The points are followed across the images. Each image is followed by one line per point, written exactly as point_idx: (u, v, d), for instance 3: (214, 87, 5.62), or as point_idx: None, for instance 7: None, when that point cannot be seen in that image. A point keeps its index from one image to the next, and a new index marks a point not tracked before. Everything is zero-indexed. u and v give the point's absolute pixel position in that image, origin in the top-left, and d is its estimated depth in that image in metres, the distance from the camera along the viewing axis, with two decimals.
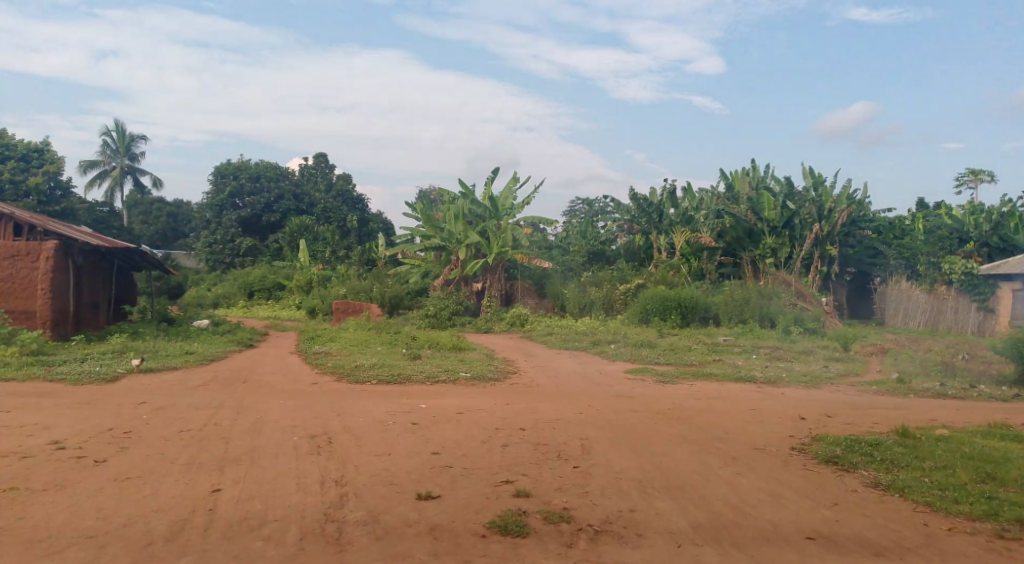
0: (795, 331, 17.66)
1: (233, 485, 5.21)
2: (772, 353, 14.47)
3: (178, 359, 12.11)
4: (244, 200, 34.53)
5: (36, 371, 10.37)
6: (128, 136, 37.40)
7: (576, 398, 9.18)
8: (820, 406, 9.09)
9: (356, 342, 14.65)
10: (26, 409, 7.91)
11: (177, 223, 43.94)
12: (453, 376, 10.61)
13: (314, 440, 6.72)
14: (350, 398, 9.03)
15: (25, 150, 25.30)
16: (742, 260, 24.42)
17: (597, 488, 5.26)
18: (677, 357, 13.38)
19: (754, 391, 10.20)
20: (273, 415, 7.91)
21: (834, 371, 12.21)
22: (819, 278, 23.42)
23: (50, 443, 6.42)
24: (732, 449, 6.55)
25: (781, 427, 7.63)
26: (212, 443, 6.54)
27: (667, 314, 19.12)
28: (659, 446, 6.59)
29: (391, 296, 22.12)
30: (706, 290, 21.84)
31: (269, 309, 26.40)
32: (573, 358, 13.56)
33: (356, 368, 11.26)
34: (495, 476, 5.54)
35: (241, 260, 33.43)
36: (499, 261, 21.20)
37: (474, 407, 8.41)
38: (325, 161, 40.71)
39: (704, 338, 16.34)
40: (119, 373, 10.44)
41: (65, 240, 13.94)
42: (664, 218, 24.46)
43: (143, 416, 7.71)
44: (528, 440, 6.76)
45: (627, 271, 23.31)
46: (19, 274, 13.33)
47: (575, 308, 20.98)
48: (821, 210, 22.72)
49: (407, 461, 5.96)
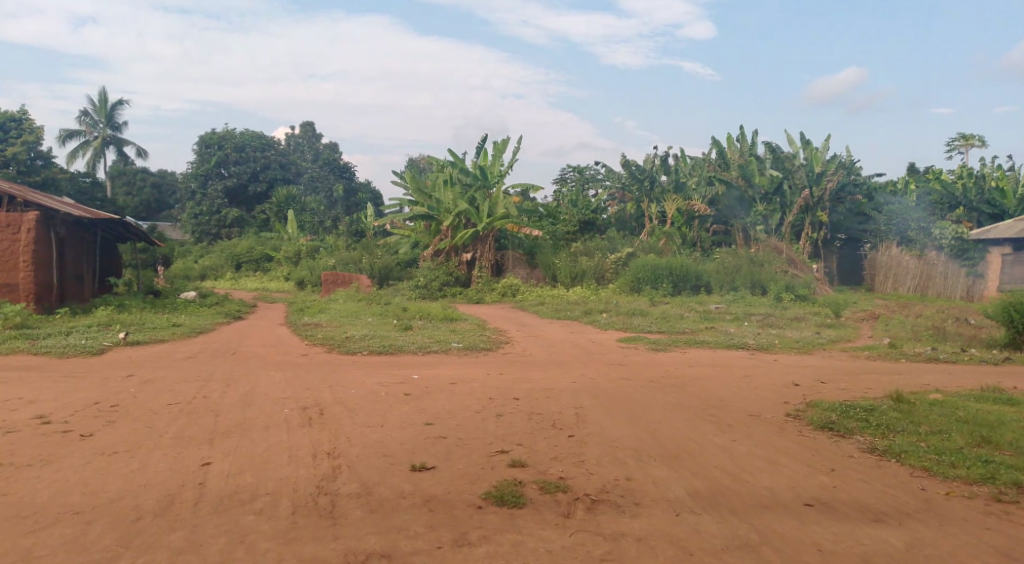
0: (786, 297, 17.68)
1: (224, 459, 5.12)
2: (765, 319, 14.49)
3: (166, 331, 11.96)
4: (229, 170, 33.84)
5: (20, 344, 10.22)
6: (109, 105, 36.63)
7: (570, 366, 9.14)
8: (814, 372, 9.10)
9: (347, 313, 14.54)
10: (10, 383, 7.78)
11: (162, 194, 43.23)
12: (445, 346, 10.54)
13: (305, 411, 6.64)
14: (342, 369, 8.95)
15: (1, 120, 24.87)
16: (733, 228, 24.55)
17: (593, 457, 5.22)
18: (670, 325, 13.33)
19: (748, 358, 10.18)
20: (263, 387, 7.83)
21: (826, 338, 12.22)
22: (809, 245, 23.53)
23: (36, 418, 6.30)
24: (728, 417, 6.52)
25: (776, 394, 7.61)
26: (201, 416, 6.45)
27: (659, 283, 19.12)
28: (655, 414, 6.55)
29: (381, 268, 21.93)
30: (696, 258, 21.70)
31: (258, 281, 26.18)
32: (565, 327, 13.52)
33: (348, 339, 11.18)
34: (489, 446, 5.48)
35: (228, 231, 33.05)
36: (489, 231, 20.99)
37: (467, 376, 8.35)
38: (312, 131, 40.19)
39: (696, 306, 16.32)
40: (106, 346, 10.30)
41: (47, 211, 13.66)
42: (655, 186, 24.38)
43: (131, 389, 7.60)
44: (522, 409, 6.71)
45: (616, 240, 23.18)
46: (0, 246, 13.06)
47: (566, 277, 20.78)
48: (812, 173, 22.67)
49: (399, 432, 5.89)
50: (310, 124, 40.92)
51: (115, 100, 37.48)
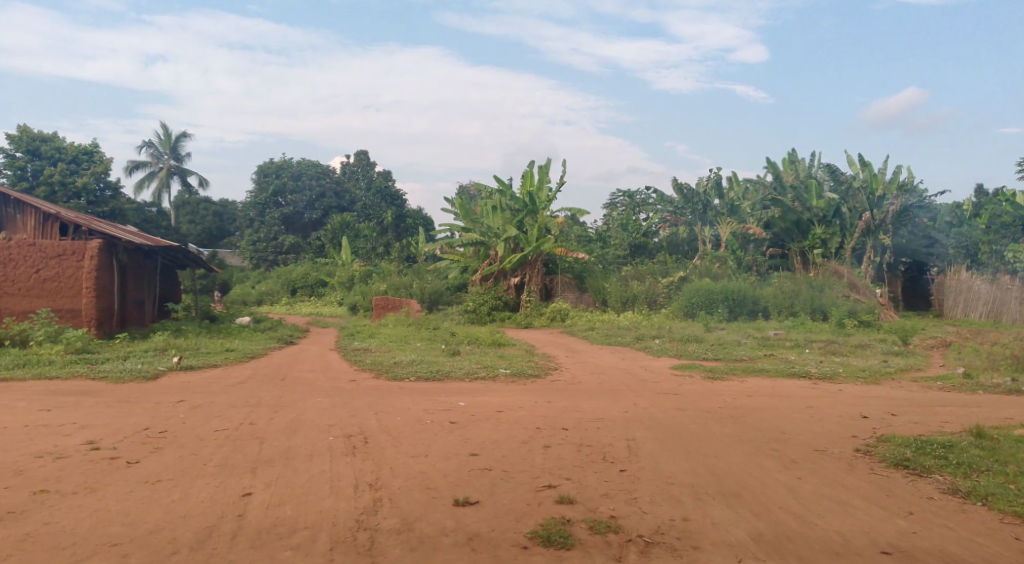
0: (849, 323, 16.99)
1: (265, 489, 5.01)
2: (827, 346, 13.89)
3: (218, 356, 12.11)
4: (287, 198, 35.04)
5: (79, 369, 10.45)
6: (174, 137, 38.04)
7: (621, 395, 8.84)
8: (882, 403, 8.57)
9: (396, 338, 14.54)
10: (65, 408, 7.90)
11: (223, 222, 44.51)
12: (492, 372, 10.36)
13: (350, 440, 6.52)
14: (388, 395, 8.85)
15: (75, 152, 25.79)
16: (790, 251, 23.45)
17: (647, 494, 4.92)
18: (727, 352, 12.86)
19: (810, 388, 9.69)
20: (310, 413, 7.76)
21: (894, 366, 11.60)
22: (872, 269, 22.79)
23: (87, 444, 6.33)
24: (791, 451, 6.13)
25: (842, 427, 7.16)
26: (246, 443, 6.39)
27: (715, 308, 18.61)
28: (712, 448, 6.21)
29: (430, 292, 22.09)
30: (753, 283, 21.10)
31: (312, 306, 26.61)
32: (617, 354, 13.19)
33: (396, 364, 11.10)
34: (536, 480, 5.24)
35: (284, 258, 33.74)
36: (538, 255, 20.84)
37: (515, 404, 8.13)
38: (367, 158, 40.87)
39: (755, 332, 15.77)
40: (161, 371, 10.45)
41: (109, 239, 14.07)
42: (709, 210, 24.51)
43: (180, 414, 7.64)
44: (571, 440, 6.45)
45: (669, 265, 22.72)
46: (65, 272, 13.46)
47: (617, 302, 20.38)
48: (872, 196, 21.98)
49: (444, 462, 5.70)
50: (365, 153, 41.48)
51: (180, 132, 38.94)
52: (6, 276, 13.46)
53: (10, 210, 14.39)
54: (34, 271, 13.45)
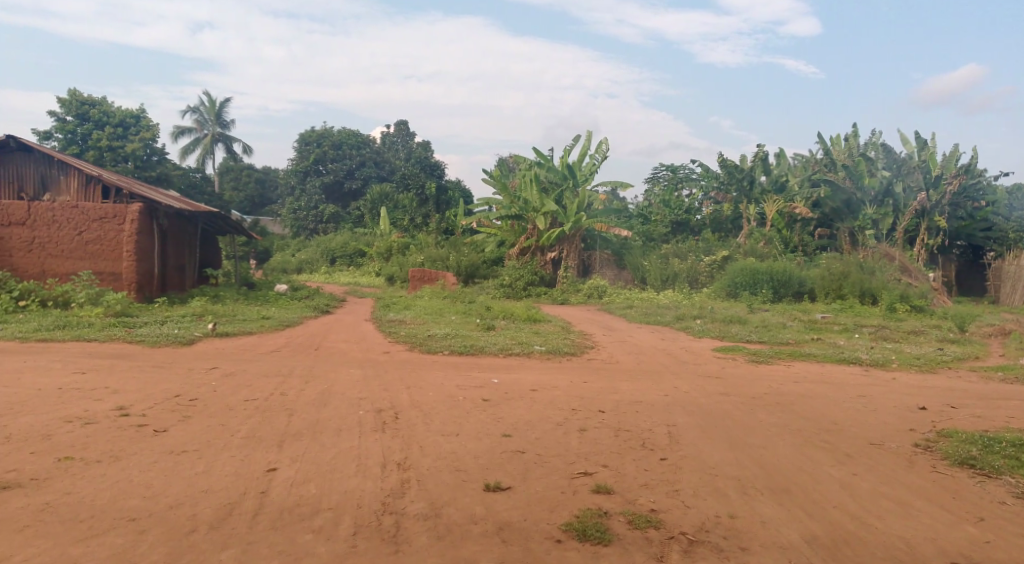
0: (900, 309, 16.32)
1: (291, 465, 4.84)
2: (878, 332, 13.32)
3: (254, 323, 12.09)
4: (327, 167, 34.83)
5: (117, 332, 10.50)
6: (219, 104, 38.32)
7: (660, 377, 8.50)
8: (940, 394, 8.09)
9: (431, 310, 14.38)
10: (99, 372, 7.88)
11: (265, 189, 44.85)
12: (527, 349, 10.08)
13: (379, 414, 6.34)
14: (421, 369, 8.66)
15: (123, 117, 26.11)
16: (839, 231, 22.71)
17: (690, 486, 4.62)
18: (771, 335, 12.38)
19: (861, 376, 9.21)
20: (341, 385, 7.62)
21: (950, 355, 11.02)
22: (924, 252, 21.90)
23: (116, 409, 6.26)
24: (844, 444, 5.76)
25: (898, 419, 6.74)
26: (274, 415, 6.25)
27: (759, 288, 18.04)
28: (759, 437, 5.86)
29: (467, 265, 21.70)
30: (799, 263, 20.43)
31: (350, 276, 26.65)
32: (655, 333, 12.83)
33: (430, 337, 10.90)
34: (572, 466, 4.97)
35: (324, 227, 33.88)
36: (577, 230, 20.46)
37: (550, 383, 7.87)
38: (407, 128, 40.65)
39: (800, 314, 15.22)
40: (196, 337, 10.44)
41: (151, 203, 14.13)
42: (755, 186, 22.93)
43: (212, 382, 7.56)
44: (609, 424, 6.16)
45: (712, 243, 22.06)
46: (107, 235, 13.56)
47: (657, 280, 19.96)
48: (928, 176, 21.05)
49: (476, 443, 5.47)
50: (405, 123, 41.33)
51: (224, 99, 39.19)
52: (50, 238, 13.59)
53: (54, 171, 14.46)
54: (77, 234, 13.56)
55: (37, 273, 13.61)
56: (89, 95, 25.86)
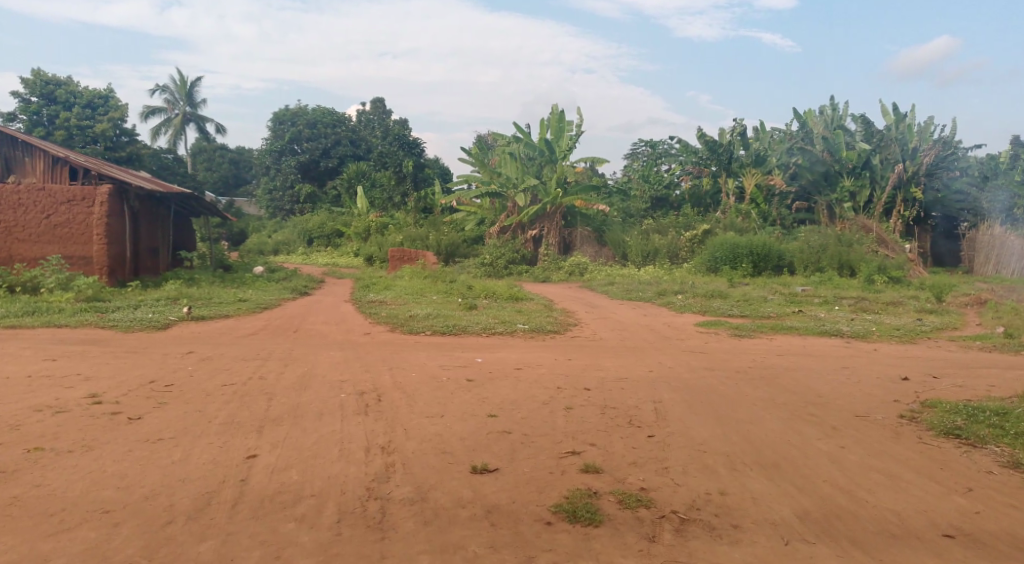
0: (878, 280, 16.45)
1: (272, 451, 4.71)
2: (858, 304, 13.39)
3: (231, 306, 11.86)
4: (303, 146, 34.23)
5: (89, 317, 10.23)
6: (189, 82, 37.45)
7: (645, 354, 8.45)
8: (922, 365, 8.13)
9: (412, 290, 14.22)
10: (70, 358, 7.66)
11: (239, 170, 44.04)
12: (510, 327, 9.98)
13: (362, 397, 6.22)
14: (403, 350, 8.54)
15: (91, 97, 25.41)
16: (817, 204, 22.89)
17: (679, 463, 4.57)
18: (753, 308, 12.38)
19: (843, 347, 9.25)
20: (321, 367, 7.47)
21: (930, 325, 11.10)
22: (901, 224, 22.04)
23: (88, 397, 6.08)
24: (831, 417, 5.74)
25: (882, 391, 6.75)
26: (254, 400, 6.10)
27: (739, 262, 18.05)
28: (746, 412, 5.83)
29: (447, 244, 21.50)
30: (779, 237, 20.53)
31: (328, 257, 26.33)
32: (638, 309, 12.80)
33: (411, 317, 10.76)
34: (559, 445, 4.90)
35: (301, 207, 33.40)
36: (557, 206, 20.34)
37: (534, 362, 7.79)
38: (384, 107, 40.13)
39: (781, 288, 15.26)
40: (171, 321, 10.21)
41: (121, 185, 13.76)
42: (733, 160, 22.93)
43: (188, 367, 7.38)
44: (595, 402, 6.10)
45: (692, 217, 22.01)
46: (75, 218, 13.19)
47: (638, 256, 19.93)
48: (905, 147, 21.12)
49: (461, 424, 5.38)
50: (382, 101, 40.71)
51: (195, 78, 38.29)
52: (16, 222, 13.19)
53: (18, 153, 14.01)
54: (44, 217, 13.19)
55: (3, 258, 13.23)
56: (54, 74, 25.13)
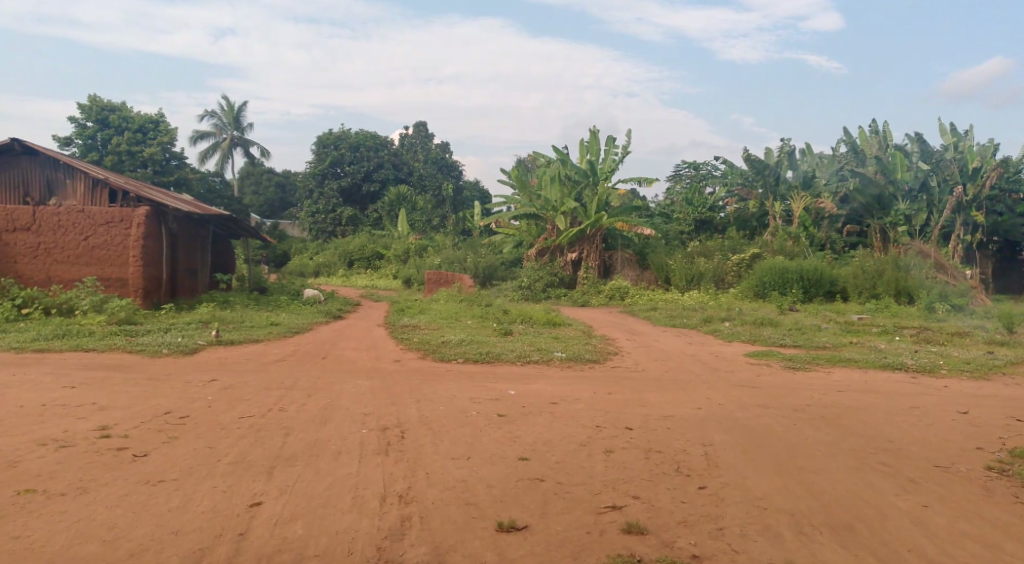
0: (941, 308, 15.53)
1: (279, 497, 4.28)
2: (920, 334, 12.51)
3: (261, 331, 11.57)
4: (344, 169, 34.36)
5: (117, 341, 10.03)
6: (236, 107, 38.13)
7: (691, 388, 7.82)
8: (1002, 405, 7.33)
9: (447, 314, 13.81)
10: (90, 385, 7.39)
11: (285, 193, 44.51)
12: (546, 356, 9.45)
13: (383, 434, 5.75)
14: (433, 379, 8.07)
15: (141, 121, 25.85)
16: (870, 228, 21.81)
17: (736, 523, 4.00)
18: (807, 338, 11.60)
19: (909, 384, 8.46)
20: (345, 399, 7.05)
21: (1003, 359, 10.20)
22: (961, 248, 20.83)
23: (98, 430, 5.74)
24: (908, 468, 5.08)
25: (962, 436, 6.02)
26: (269, 436, 5.68)
27: (788, 288, 17.25)
28: (809, 460, 5.20)
29: (485, 267, 21.22)
30: (832, 262, 19.65)
31: (367, 279, 26.19)
32: (682, 338, 12.12)
33: (444, 344, 10.32)
34: (598, 497, 4.36)
35: (342, 230, 33.48)
36: (597, 229, 19.80)
37: (571, 396, 7.23)
38: (425, 130, 40.34)
39: (835, 316, 14.39)
40: (199, 346, 9.94)
41: (159, 207, 13.71)
42: (781, 183, 22.13)
43: (207, 397, 7.02)
44: (637, 444, 5.53)
45: (737, 241, 21.22)
46: (113, 240, 13.15)
47: (682, 281, 19.14)
48: (965, 169, 20.27)
49: (489, 469, 4.87)
50: (423, 123, 40.96)
51: (242, 103, 38.97)
52: (56, 243, 13.22)
53: (59, 175, 14.10)
54: (82, 239, 13.17)
55: (42, 280, 13.25)
56: (108, 100, 25.66)
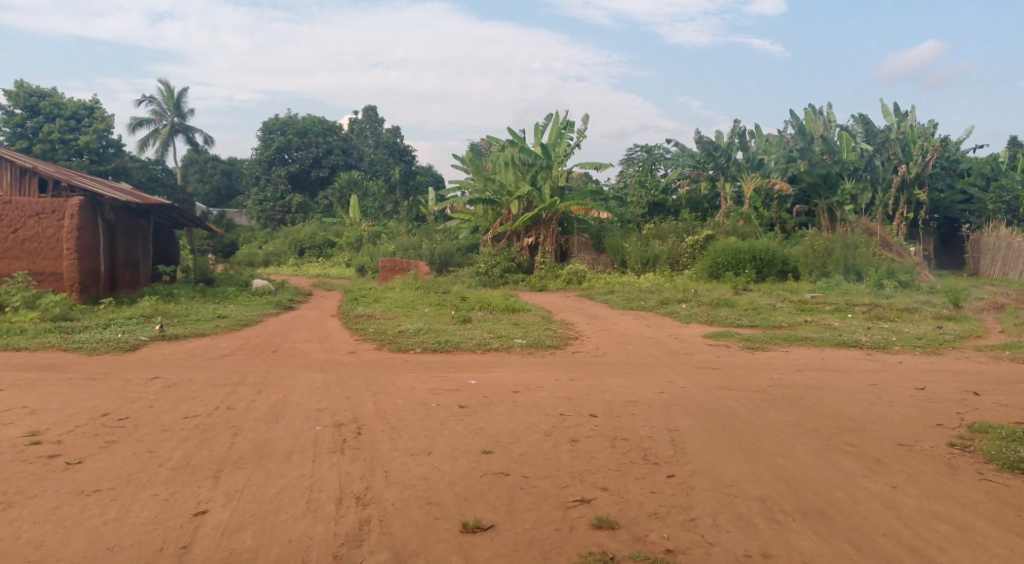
0: (889, 285, 15.90)
1: (227, 504, 4.00)
2: (871, 310, 12.72)
3: (207, 324, 11.09)
4: (292, 155, 33.49)
5: (51, 339, 9.46)
6: (177, 92, 36.74)
7: (653, 371, 7.72)
8: (955, 379, 7.43)
9: (402, 302, 13.50)
10: (19, 388, 6.90)
11: (232, 181, 43.24)
12: (506, 343, 9.26)
13: (338, 430, 5.48)
14: (389, 370, 7.80)
15: (75, 108, 24.67)
16: (817, 207, 22.26)
17: (709, 513, 3.88)
18: (762, 317, 11.67)
19: (865, 361, 8.53)
20: (297, 394, 6.74)
21: (951, 333, 10.41)
22: (904, 225, 21.35)
23: (27, 436, 5.33)
24: (874, 448, 5.05)
25: (921, 412, 6.04)
26: (216, 437, 5.35)
27: (741, 268, 17.36)
28: (776, 443, 5.12)
29: (441, 253, 20.96)
30: (783, 242, 19.93)
31: (319, 267, 25.60)
32: (640, 320, 12.07)
33: (400, 333, 10.03)
34: (566, 490, 4.19)
35: (292, 218, 32.66)
36: (552, 213, 19.63)
37: (533, 383, 7.06)
38: (376, 115, 39.63)
39: (788, 295, 14.58)
40: (141, 342, 9.44)
41: (94, 196, 13.02)
42: (731, 164, 22.26)
43: (148, 396, 6.62)
44: (603, 432, 5.38)
45: (691, 222, 21.34)
46: (44, 232, 12.43)
47: (637, 263, 19.16)
48: (908, 149, 20.85)
49: (450, 465, 4.66)
50: (373, 108, 40.24)
51: (183, 88, 37.56)
52: None
53: None
54: (12, 231, 12.44)
55: None
56: (38, 86, 24.37)
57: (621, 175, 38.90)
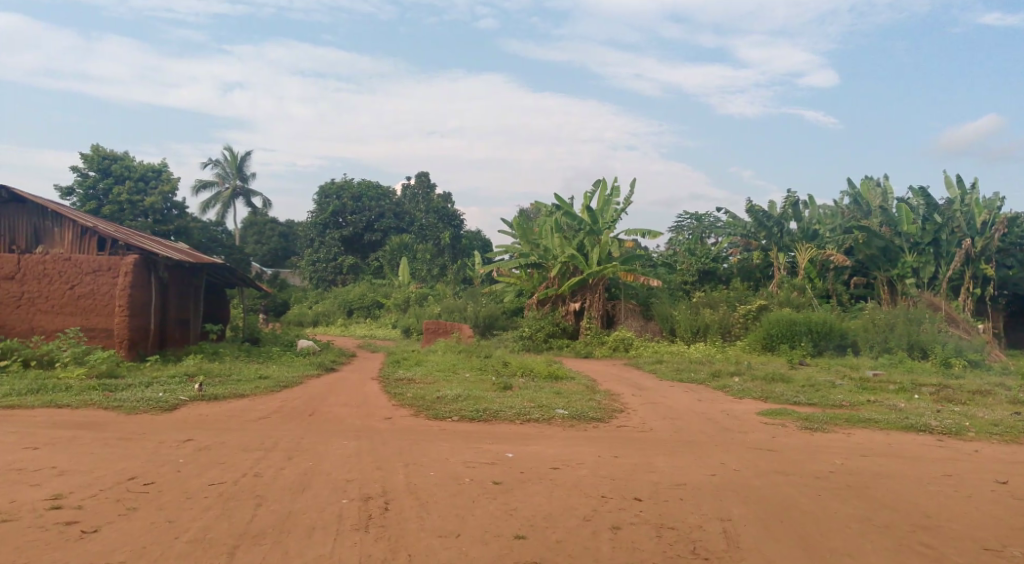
0: (957, 363, 15.02)
1: None
2: (939, 392, 11.92)
3: (248, 384, 11.01)
4: (347, 219, 34.24)
5: (94, 396, 9.48)
6: (240, 157, 38.19)
7: (703, 451, 7.23)
8: None
9: (444, 367, 13.25)
10: (53, 446, 6.83)
11: (289, 243, 44.39)
12: (547, 414, 8.87)
13: (366, 505, 5.19)
14: (425, 440, 7.50)
15: (143, 171, 25.77)
16: (876, 280, 21.56)
17: None
18: (821, 395, 11.01)
19: (936, 447, 7.86)
20: (328, 462, 6.49)
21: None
22: (971, 301, 20.32)
23: (50, 499, 5.19)
24: (956, 551, 4.50)
25: (1006, 511, 5.43)
26: (239, 507, 5.12)
27: (797, 341, 16.69)
28: (842, 541, 4.62)
29: (486, 317, 20.82)
30: (841, 314, 19.15)
31: (366, 328, 25.70)
32: (690, 393, 11.54)
33: (438, 400, 9.74)
34: None
35: (343, 279, 33.14)
36: (599, 278, 19.28)
37: (574, 459, 6.67)
38: (428, 180, 40.46)
39: (848, 371, 13.86)
40: (179, 401, 9.37)
41: (149, 255, 13.30)
42: (785, 234, 21.71)
43: (177, 460, 6.45)
44: (647, 519, 4.97)
45: (743, 291, 20.79)
46: (99, 289, 12.71)
47: (687, 332, 18.65)
48: (972, 223, 19.85)
49: (480, 550, 4.32)
50: (425, 174, 41.05)
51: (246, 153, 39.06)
52: (40, 292, 12.79)
53: (47, 223, 13.77)
54: (69, 288, 12.75)
55: (25, 330, 12.78)
56: (111, 150, 25.59)
57: (671, 244, 38.62)
